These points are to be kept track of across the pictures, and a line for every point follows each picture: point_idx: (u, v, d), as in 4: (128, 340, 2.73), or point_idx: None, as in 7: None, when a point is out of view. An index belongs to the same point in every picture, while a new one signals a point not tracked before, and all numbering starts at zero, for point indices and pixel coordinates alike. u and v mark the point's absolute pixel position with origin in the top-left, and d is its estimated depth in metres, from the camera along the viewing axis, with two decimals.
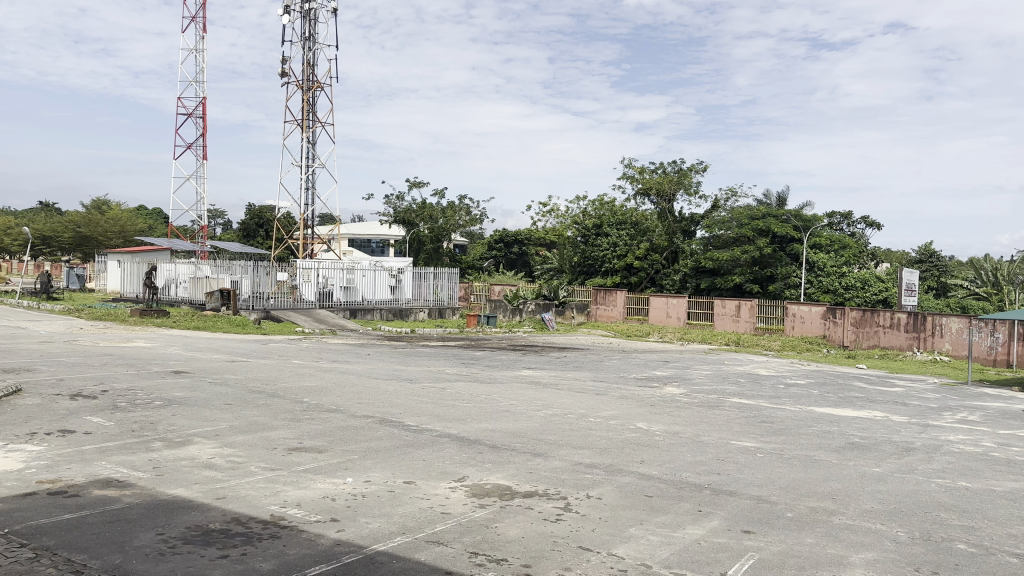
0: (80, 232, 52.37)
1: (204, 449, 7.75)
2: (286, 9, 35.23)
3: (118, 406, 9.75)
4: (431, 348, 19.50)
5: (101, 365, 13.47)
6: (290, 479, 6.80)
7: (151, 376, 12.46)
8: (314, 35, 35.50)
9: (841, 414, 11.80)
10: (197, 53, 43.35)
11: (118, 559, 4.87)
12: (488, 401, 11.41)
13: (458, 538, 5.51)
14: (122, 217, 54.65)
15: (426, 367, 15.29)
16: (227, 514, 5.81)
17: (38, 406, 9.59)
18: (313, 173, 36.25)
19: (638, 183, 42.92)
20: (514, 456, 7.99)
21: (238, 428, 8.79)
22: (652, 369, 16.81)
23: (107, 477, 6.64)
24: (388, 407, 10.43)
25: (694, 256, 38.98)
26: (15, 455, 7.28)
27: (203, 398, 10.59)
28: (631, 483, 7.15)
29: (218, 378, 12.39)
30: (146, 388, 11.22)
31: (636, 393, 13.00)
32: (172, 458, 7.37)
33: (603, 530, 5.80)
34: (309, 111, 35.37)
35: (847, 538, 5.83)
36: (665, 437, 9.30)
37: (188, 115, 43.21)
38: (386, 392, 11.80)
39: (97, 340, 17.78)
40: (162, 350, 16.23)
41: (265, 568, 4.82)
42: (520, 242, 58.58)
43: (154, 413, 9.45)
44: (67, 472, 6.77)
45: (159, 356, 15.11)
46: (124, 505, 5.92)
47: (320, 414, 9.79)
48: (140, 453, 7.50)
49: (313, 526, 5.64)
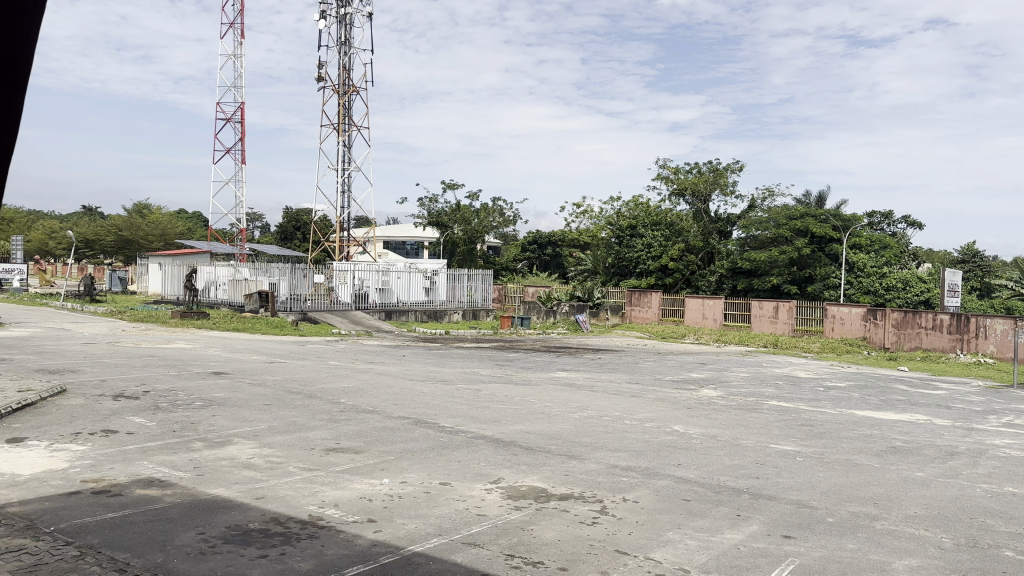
0: (122, 236, 53.60)
1: (244, 450, 7.85)
2: (322, 14, 35.66)
3: (160, 408, 9.91)
4: (465, 350, 19.54)
5: (143, 366, 13.72)
6: (328, 480, 6.86)
7: (191, 377, 12.66)
8: (350, 40, 35.88)
9: (882, 418, 11.53)
10: (235, 60, 44.15)
11: (160, 557, 4.96)
12: (522, 402, 11.39)
13: (495, 540, 5.50)
14: (163, 222, 55.91)
15: (461, 368, 15.32)
16: (267, 513, 5.88)
17: (82, 407, 9.79)
18: (350, 177, 36.51)
19: (673, 184, 42.47)
20: (550, 459, 7.96)
21: (276, 429, 8.87)
22: (688, 371, 16.65)
23: (150, 477, 6.77)
24: (423, 409, 10.47)
25: (730, 257, 38.64)
26: (61, 455, 7.46)
27: (242, 399, 10.71)
28: (668, 486, 7.07)
29: (256, 379, 12.54)
30: (186, 389, 11.39)
31: (672, 395, 12.87)
32: (213, 458, 7.48)
33: (641, 534, 5.74)
34: (345, 115, 35.71)
35: (890, 544, 5.70)
36: (702, 440, 9.18)
37: (226, 121, 43.99)
38: (421, 393, 11.85)
39: (139, 342, 18.13)
40: (202, 351, 16.48)
41: (304, 568, 4.86)
42: (554, 243, 58.51)
43: (195, 414, 9.59)
44: (111, 472, 6.92)
45: (199, 357, 15.34)
46: (166, 504, 6.03)
47: (356, 415, 9.86)
48: (180, 453, 7.63)
49: (351, 526, 5.67)
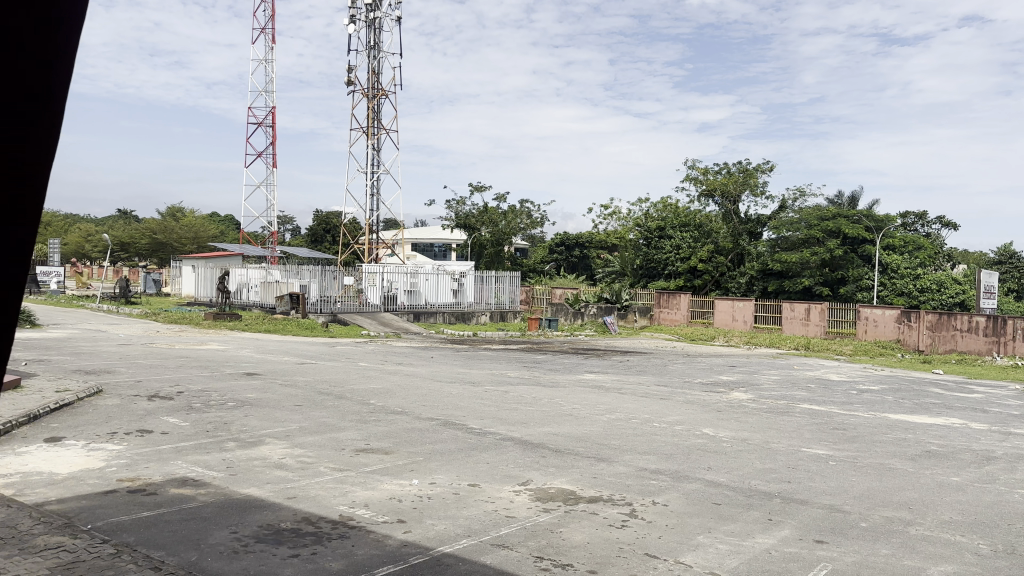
0: (157, 239, 54.56)
1: (275, 450, 7.94)
2: (352, 19, 36.03)
3: (194, 408, 10.07)
4: (493, 352, 19.56)
5: (177, 367, 13.95)
6: (358, 480, 6.92)
7: (223, 378, 12.85)
8: (379, 44, 36.14)
9: (916, 421, 11.33)
10: (266, 65, 44.73)
11: (194, 556, 5.03)
12: (550, 404, 11.38)
13: (524, 542, 5.50)
14: (195, 225, 56.77)
15: (489, 370, 15.34)
16: (298, 513, 5.95)
17: (118, 408, 9.98)
18: (379, 180, 36.76)
19: (702, 185, 42.13)
20: (578, 461, 7.94)
21: (307, 429, 8.97)
22: (718, 374, 16.51)
23: (183, 476, 6.88)
24: (452, 410, 10.50)
25: (760, 258, 38.23)
26: (97, 454, 7.62)
27: (273, 400, 10.84)
28: (698, 490, 7.02)
29: (287, 380, 12.68)
30: (219, 390, 11.56)
31: (701, 398, 12.76)
32: (245, 458, 7.58)
33: (670, 537, 5.71)
34: (374, 118, 35.98)
35: (925, 550, 5.60)
36: (732, 444, 9.10)
37: (257, 125, 44.59)
38: (449, 395, 11.89)
39: (173, 343, 18.44)
40: (234, 352, 16.71)
41: (335, 568, 4.90)
42: (581, 245, 58.36)
43: (227, 414, 9.73)
44: (146, 471, 7.04)
45: (232, 359, 15.55)
46: (199, 503, 6.12)
47: (385, 416, 9.93)
48: (213, 453, 7.74)
49: (381, 527, 5.72)
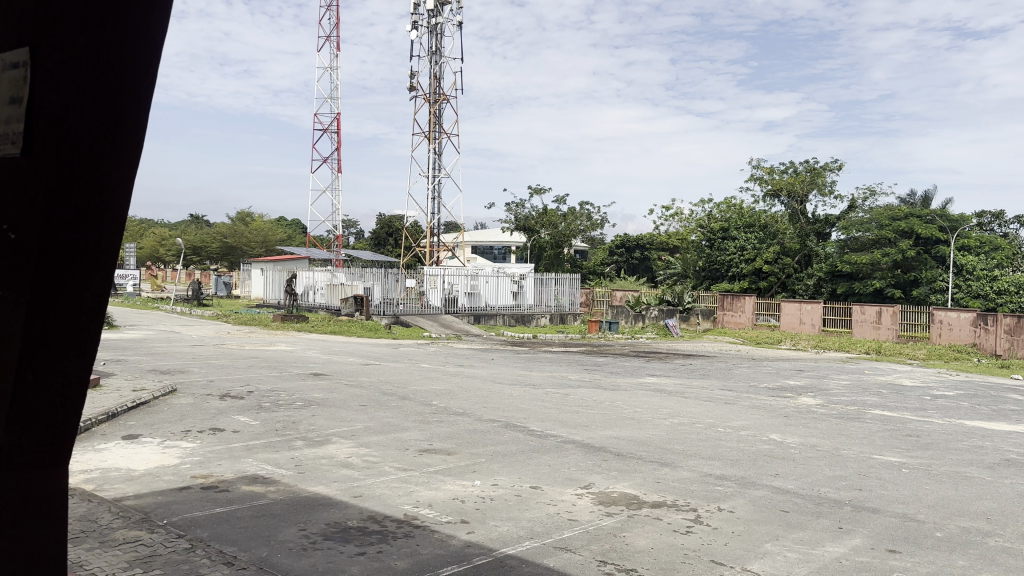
0: (227, 242, 56.31)
1: (341, 448, 8.11)
2: (414, 25, 36.53)
3: (263, 407, 10.36)
4: (553, 354, 19.53)
5: (247, 367, 14.37)
6: (422, 480, 7.00)
7: (291, 378, 13.18)
8: (441, 49, 36.54)
9: (996, 429, 10.84)
10: (331, 72, 45.73)
11: (265, 552, 5.17)
12: (612, 407, 11.30)
13: (587, 545, 5.48)
14: (263, 229, 58.36)
15: (549, 373, 15.32)
16: (364, 511, 6.06)
17: (192, 406, 10.34)
18: (440, 183, 37.15)
19: (767, 185, 41.25)
20: (641, 465, 7.87)
21: (372, 429, 9.12)
22: (784, 378, 16.12)
23: (254, 473, 7.08)
24: (513, 412, 10.53)
25: (828, 260, 37.18)
26: (173, 451, 7.90)
27: (339, 400, 11.07)
28: (764, 496, 6.87)
29: (352, 381, 12.93)
30: (287, 390, 11.86)
31: (767, 402, 12.48)
32: (312, 456, 7.76)
33: (737, 544, 5.60)
34: (436, 122, 36.39)
35: (1007, 563, 5.36)
36: (800, 450, 8.87)
37: (323, 131, 45.62)
38: (510, 396, 11.92)
39: (243, 344, 19.01)
40: (301, 353, 17.12)
41: (401, 567, 4.97)
42: (642, 246, 57.79)
43: (295, 413, 9.98)
44: (219, 468, 7.28)
45: (299, 359, 15.93)
46: (269, 500, 6.29)
47: (447, 417, 10.02)
48: (282, 451, 7.94)
49: (444, 527, 5.77)
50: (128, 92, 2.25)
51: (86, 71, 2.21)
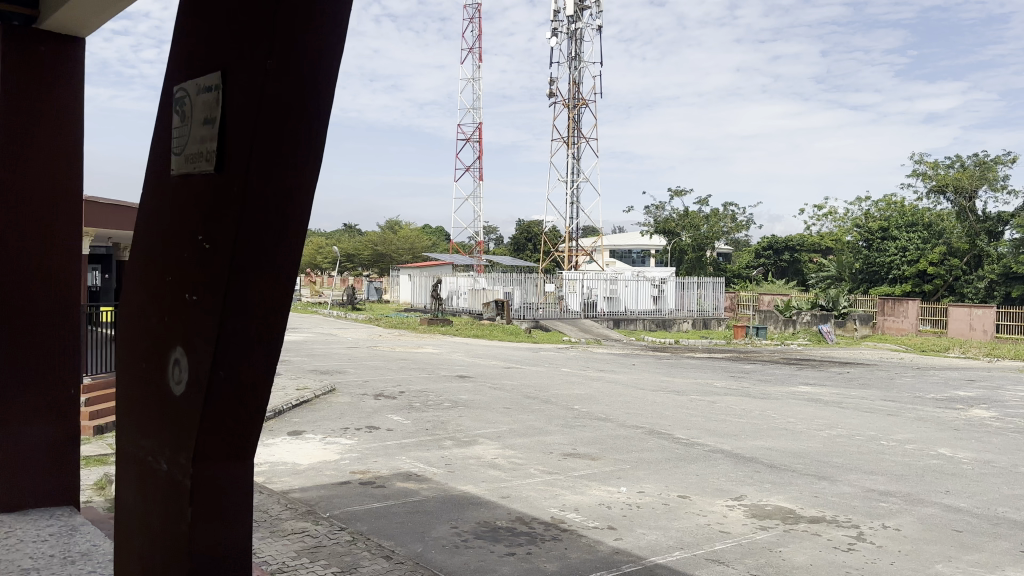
0: (376, 250, 59.12)
1: (488, 450, 8.28)
2: (554, 32, 36.77)
3: (413, 407, 10.77)
4: (697, 361, 19.03)
5: (397, 369, 15.01)
6: (568, 484, 7.02)
7: (438, 379, 13.62)
8: (580, 54, 36.67)
9: None
10: (474, 83, 47.08)
11: (420, 547, 5.36)
12: (762, 417, 10.83)
13: (740, 559, 5.28)
14: (409, 236, 60.69)
15: (694, 379, 14.94)
16: (512, 513, 6.14)
17: (349, 405, 10.92)
18: (579, 188, 37.25)
19: (930, 181, 38.27)
20: (795, 477, 7.50)
21: (517, 431, 9.26)
22: (955, 389, 14.86)
23: (407, 471, 7.37)
24: (658, 419, 10.35)
25: (1004, 260, 33.92)
26: (333, 447, 8.38)
27: (484, 402, 11.32)
28: (936, 516, 6.35)
29: (496, 384, 13.18)
30: (435, 391, 12.27)
31: (935, 414, 11.55)
32: (461, 456, 7.98)
33: (906, 565, 5.21)
34: (575, 127, 36.54)
35: None
36: (976, 467, 8.13)
37: (466, 140, 47.01)
38: (654, 403, 11.73)
39: (393, 346, 19.90)
40: (447, 356, 17.67)
41: (550, 569, 5.00)
42: (790, 248, 55.22)
43: (443, 413, 10.30)
44: (375, 464, 7.63)
45: (445, 362, 16.44)
46: (422, 498, 6.52)
47: (591, 422, 10.00)
48: (432, 450, 8.22)
49: (592, 532, 5.75)
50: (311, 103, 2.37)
51: (274, 85, 2.30)
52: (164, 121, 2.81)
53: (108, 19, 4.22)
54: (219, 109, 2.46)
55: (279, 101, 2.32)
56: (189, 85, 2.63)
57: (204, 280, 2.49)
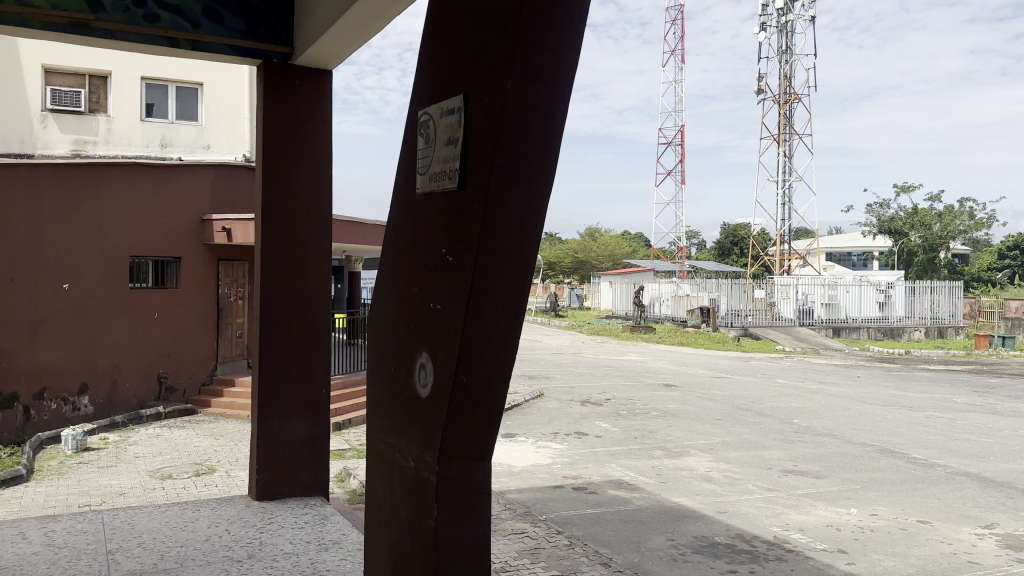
0: (577, 257, 59.76)
1: (701, 461, 8.06)
2: (763, 26, 35.16)
3: (621, 415, 10.75)
4: (932, 373, 17.25)
5: (603, 376, 15.07)
6: (790, 502, 6.65)
7: (645, 388, 13.48)
8: (790, 47, 34.79)
9: None
10: (676, 85, 46.25)
11: (636, 558, 5.32)
12: (1018, 439, 9.58)
13: None
14: (609, 243, 60.66)
15: (930, 394, 13.55)
16: (731, 528, 5.92)
17: (558, 411, 11.13)
18: (789, 188, 35.30)
19: None
20: None
21: (730, 444, 8.93)
22: None
23: (619, 479, 7.37)
24: (889, 436, 9.51)
25: None
26: (545, 451, 8.58)
27: (694, 412, 11.04)
28: None
29: (706, 394, 12.81)
30: (642, 399, 12.16)
31: None
32: (673, 467, 7.83)
33: None
34: (785, 124, 34.69)
35: None
36: None
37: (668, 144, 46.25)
38: (884, 419, 10.79)
39: (598, 353, 20.01)
40: (653, 364, 17.46)
41: None
42: None
43: (652, 422, 10.18)
44: (587, 471, 7.71)
45: (651, 370, 16.25)
46: (636, 507, 6.48)
47: (812, 437, 9.40)
48: (643, 459, 8.15)
49: (820, 554, 5.39)
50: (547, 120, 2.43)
51: (514, 104, 2.38)
52: (409, 144, 3.04)
53: (352, 53, 4.64)
54: (461, 128, 2.62)
55: (518, 119, 2.40)
56: (433, 108, 2.82)
57: (449, 291, 2.64)
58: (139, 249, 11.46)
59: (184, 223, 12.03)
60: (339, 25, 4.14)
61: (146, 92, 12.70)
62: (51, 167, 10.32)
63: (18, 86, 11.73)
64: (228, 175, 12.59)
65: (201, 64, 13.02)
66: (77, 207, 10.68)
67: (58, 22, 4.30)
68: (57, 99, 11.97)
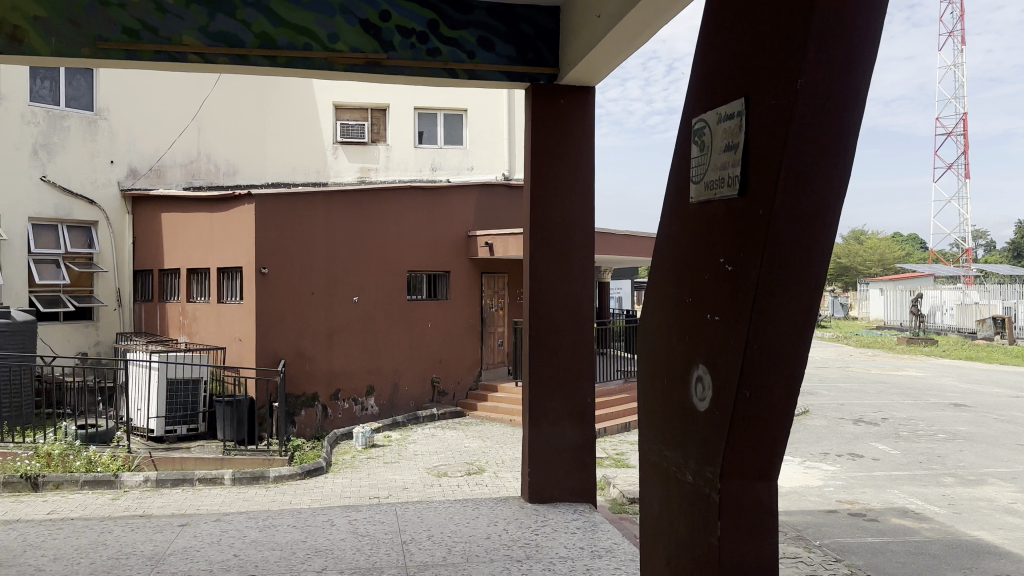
0: (840, 263, 55.27)
1: (1006, 493, 7.02)
2: None
3: (901, 436, 9.71)
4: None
5: (876, 392, 13.74)
6: None
7: (928, 406, 12.07)
8: None
9: None
10: (957, 67, 41.15)
11: None
12: None
13: None
14: (879, 247, 55.27)
15: None
16: None
17: (825, 428, 10.33)
18: None
19: None
20: None
21: None
22: None
23: (903, 507, 6.65)
24: None
25: None
26: (813, 472, 8.01)
27: (992, 436, 9.66)
28: None
29: (1006, 416, 11.15)
30: (926, 419, 10.89)
31: None
32: (970, 497, 6.91)
33: None
34: None
35: None
36: None
37: None
38: None
39: (868, 367, 18.31)
40: (936, 380, 15.59)
41: None
42: None
43: (940, 446, 9.07)
44: (864, 495, 7.06)
45: (935, 387, 14.51)
46: (925, 539, 5.80)
47: None
48: (931, 487, 7.28)
49: None
50: (840, 122, 2.28)
51: (802, 107, 2.26)
52: (683, 151, 3.01)
53: (615, 67, 4.70)
54: (742, 133, 2.54)
55: (807, 122, 2.27)
56: (709, 115, 2.77)
57: (728, 303, 2.57)
58: (415, 264, 12.61)
59: (453, 240, 13.06)
60: (605, 42, 4.22)
61: (419, 121, 13.98)
62: (344, 193, 11.73)
63: (314, 124, 13.53)
64: (490, 193, 13.45)
65: (465, 91, 14.04)
66: (364, 228, 12.03)
67: (356, 63, 4.87)
68: (346, 133, 13.62)
